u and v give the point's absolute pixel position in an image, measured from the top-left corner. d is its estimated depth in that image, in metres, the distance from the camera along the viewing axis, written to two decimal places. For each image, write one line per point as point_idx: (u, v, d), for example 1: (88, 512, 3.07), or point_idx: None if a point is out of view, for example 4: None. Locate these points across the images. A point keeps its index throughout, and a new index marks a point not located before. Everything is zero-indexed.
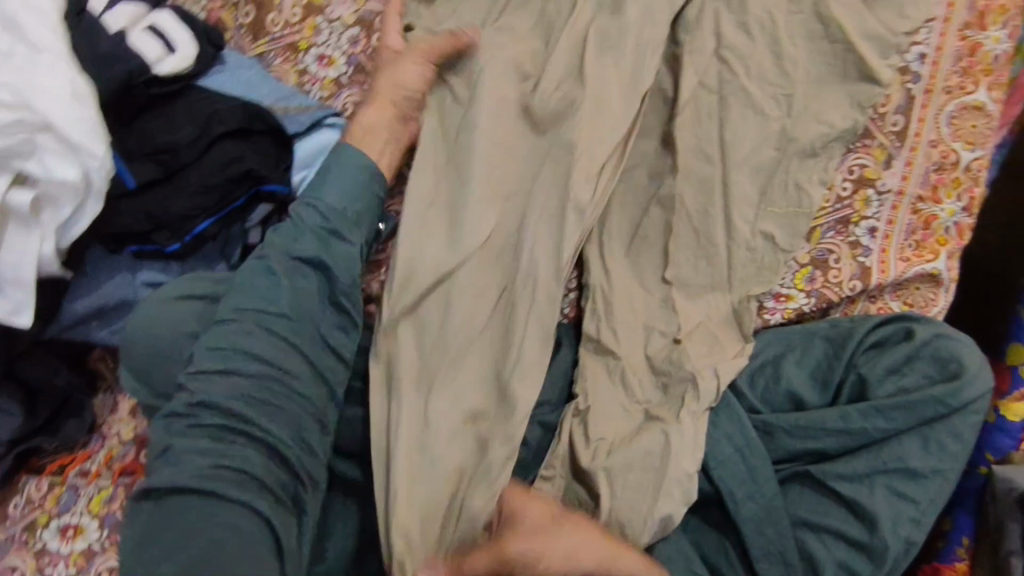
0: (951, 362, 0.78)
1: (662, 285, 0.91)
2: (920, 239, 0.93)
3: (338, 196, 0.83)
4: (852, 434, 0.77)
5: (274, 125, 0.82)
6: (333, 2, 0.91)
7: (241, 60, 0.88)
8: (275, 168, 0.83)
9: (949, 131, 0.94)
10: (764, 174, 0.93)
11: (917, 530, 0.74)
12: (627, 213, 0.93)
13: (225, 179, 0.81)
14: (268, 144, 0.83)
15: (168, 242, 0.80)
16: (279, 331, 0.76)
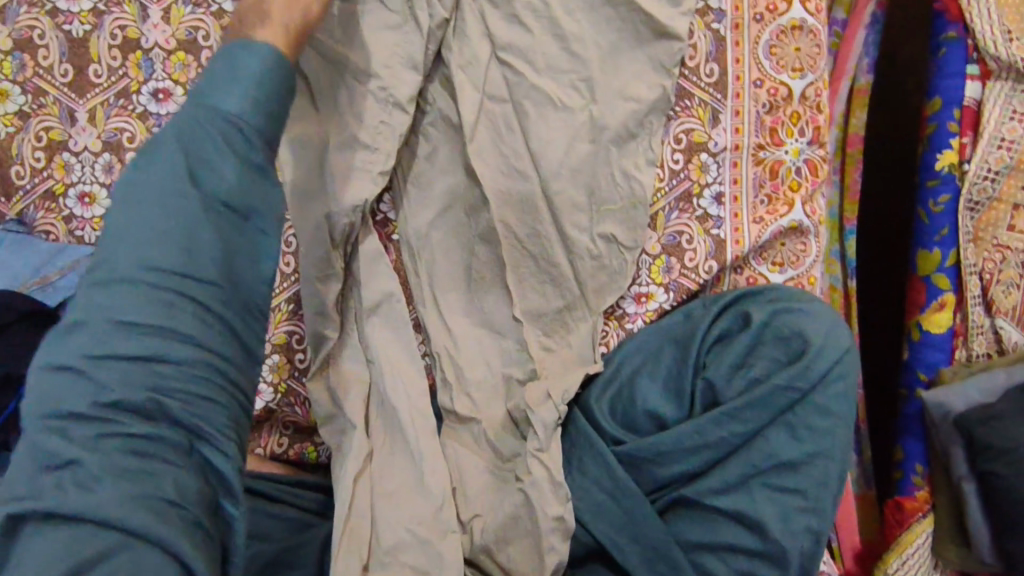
0: (795, 339, 0.72)
1: (514, 324, 0.84)
2: (770, 191, 0.84)
3: (243, 115, 0.55)
4: (712, 445, 0.71)
5: (27, 308, 0.73)
6: (146, 30, 0.82)
7: None
8: None
9: (772, 64, 0.83)
10: (591, 168, 0.83)
11: (814, 519, 0.70)
12: (454, 257, 0.86)
13: None
14: (26, 328, 0.73)
15: None
16: (193, 274, 0.52)
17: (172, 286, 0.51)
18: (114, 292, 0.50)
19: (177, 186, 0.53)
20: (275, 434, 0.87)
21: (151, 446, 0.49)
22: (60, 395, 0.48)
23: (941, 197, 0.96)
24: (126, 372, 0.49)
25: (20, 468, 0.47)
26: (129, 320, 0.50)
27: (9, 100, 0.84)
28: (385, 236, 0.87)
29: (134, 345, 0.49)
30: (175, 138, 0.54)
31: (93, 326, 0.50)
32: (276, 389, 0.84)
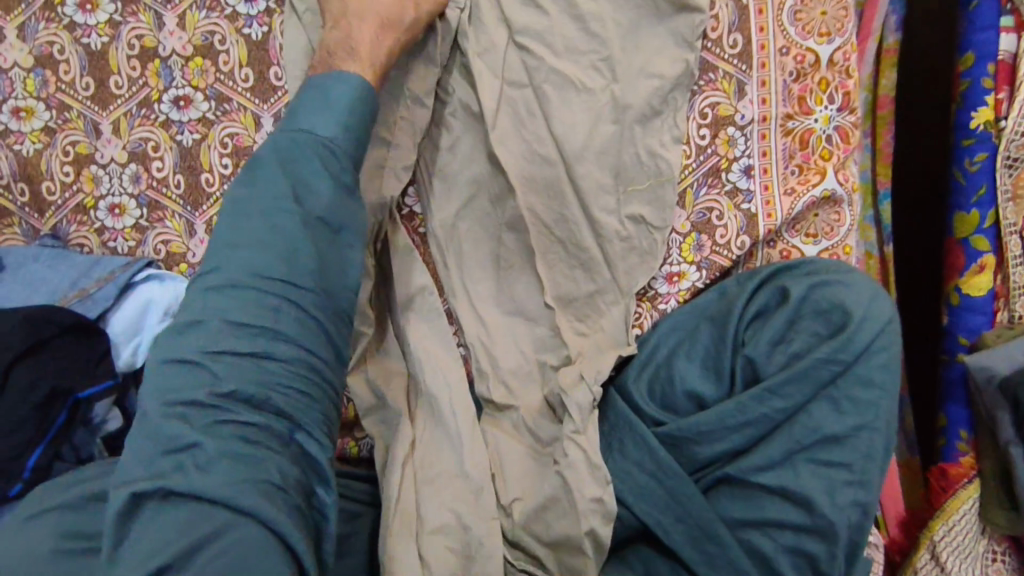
0: (834, 312, 0.71)
1: (546, 310, 0.84)
2: (800, 162, 0.82)
3: (338, 138, 0.68)
4: (753, 423, 0.71)
5: (70, 321, 0.74)
6: (162, 37, 0.83)
7: (21, 256, 0.82)
8: (95, 364, 0.75)
9: (797, 30, 0.81)
10: (616, 149, 0.82)
11: (862, 492, 0.69)
12: (482, 247, 0.85)
13: (35, 405, 0.69)
14: (68, 341, 0.74)
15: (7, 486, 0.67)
16: (294, 281, 0.62)
17: (276, 293, 0.61)
18: (227, 298, 0.60)
19: (284, 205, 0.64)
20: None
21: (255, 433, 0.56)
22: (180, 389, 0.57)
23: (977, 156, 0.93)
24: (238, 369, 0.58)
25: (145, 451, 0.54)
26: (242, 321, 0.59)
27: (34, 117, 0.85)
28: (413, 229, 0.87)
29: (244, 344, 0.59)
30: (282, 161, 0.66)
31: (208, 327, 0.59)
32: None
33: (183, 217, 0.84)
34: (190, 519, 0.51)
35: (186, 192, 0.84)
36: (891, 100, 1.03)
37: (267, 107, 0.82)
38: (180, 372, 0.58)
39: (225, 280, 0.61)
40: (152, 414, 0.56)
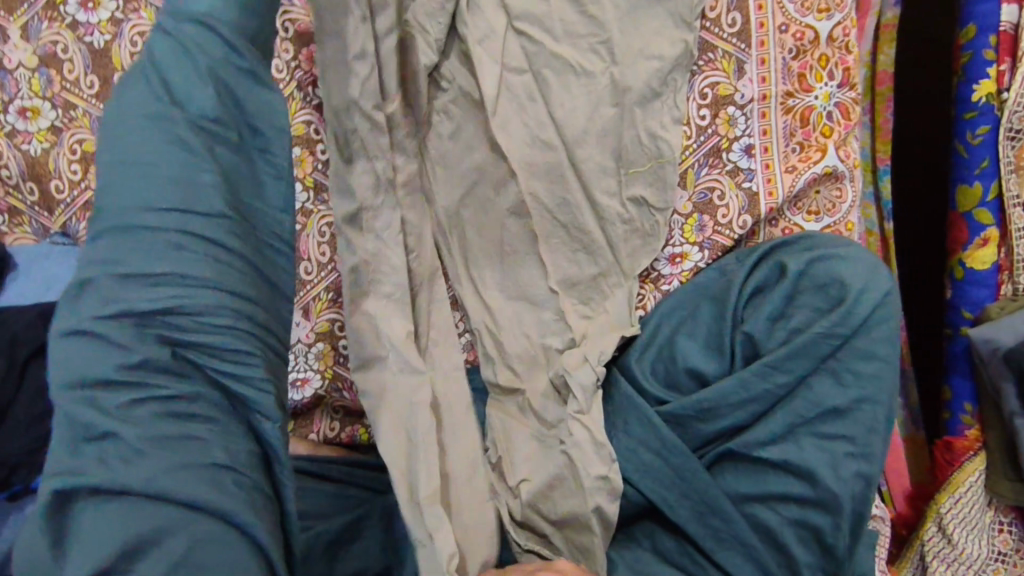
0: (832, 286, 0.72)
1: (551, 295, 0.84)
2: (801, 140, 0.82)
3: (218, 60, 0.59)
4: (756, 399, 0.72)
5: None
6: None
7: (33, 255, 0.85)
8: None
9: (796, 7, 0.80)
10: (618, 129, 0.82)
11: (865, 463, 0.70)
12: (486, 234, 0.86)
13: (52, 399, 0.71)
14: None
15: (28, 479, 0.68)
16: (194, 208, 0.54)
17: (177, 227, 0.53)
18: (125, 251, 0.52)
19: (168, 123, 0.56)
20: (326, 419, 0.90)
21: (184, 404, 0.50)
22: (82, 364, 0.49)
23: (980, 129, 0.93)
24: (145, 341, 0.50)
25: (58, 444, 0.46)
26: (149, 282, 0.51)
27: (40, 116, 0.86)
28: None
29: (150, 298, 0.51)
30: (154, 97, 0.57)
31: (102, 285, 0.51)
32: (323, 375, 0.87)
33: None
34: (121, 522, 0.44)
35: None
36: (890, 76, 1.02)
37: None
38: (81, 343, 0.49)
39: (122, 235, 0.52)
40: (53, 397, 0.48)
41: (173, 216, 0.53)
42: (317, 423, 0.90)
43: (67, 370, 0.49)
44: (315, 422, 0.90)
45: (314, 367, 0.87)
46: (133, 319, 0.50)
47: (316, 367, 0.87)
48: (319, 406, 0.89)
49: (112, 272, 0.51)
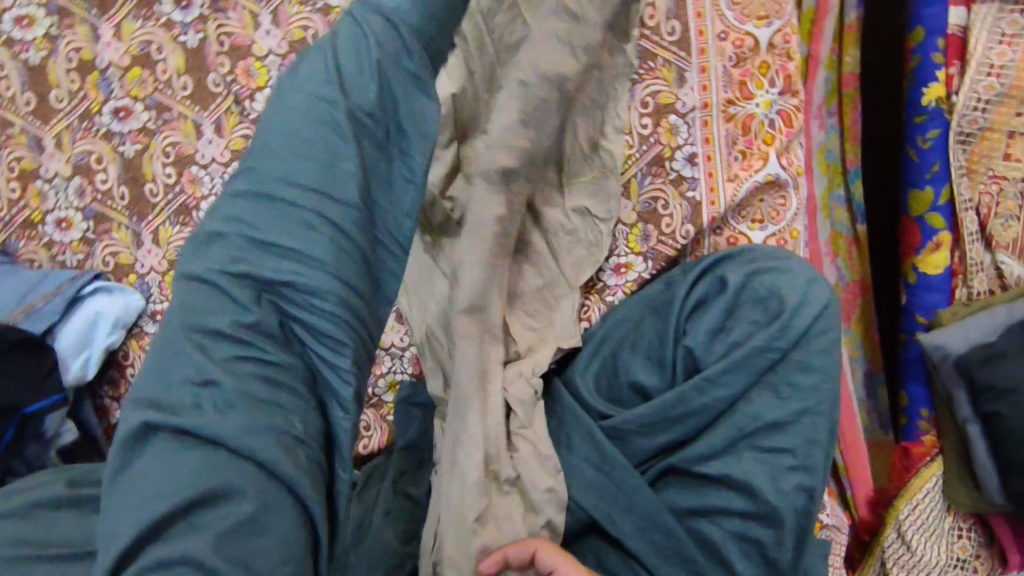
0: (771, 299, 0.70)
1: None
2: (743, 148, 0.81)
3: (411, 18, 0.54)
4: (695, 414, 0.71)
5: (17, 336, 0.74)
6: (99, 49, 0.83)
7: None
8: (42, 377, 0.74)
9: (735, 14, 0.80)
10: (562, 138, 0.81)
11: (806, 476, 0.70)
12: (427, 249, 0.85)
13: None
14: (17, 356, 0.74)
15: None
16: (331, 190, 0.50)
17: (288, 205, 0.50)
18: (256, 205, 0.50)
19: (322, 108, 0.51)
20: None
21: (282, 375, 0.49)
22: (199, 321, 0.48)
23: (929, 133, 0.92)
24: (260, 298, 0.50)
25: (161, 380, 0.47)
26: (280, 229, 0.49)
27: None
28: None
29: (274, 262, 0.50)
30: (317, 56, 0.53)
31: (231, 242, 0.50)
32: None
33: (129, 229, 0.85)
34: (166, 482, 0.44)
35: (131, 203, 0.85)
36: (856, 78, 1.00)
37: (207, 113, 0.83)
38: (199, 289, 0.49)
39: (264, 206, 0.50)
40: (168, 333, 0.48)
41: (317, 191, 0.50)
42: None
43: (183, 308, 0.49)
44: None
45: None
46: (191, 289, 0.49)
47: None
48: None
49: (262, 219, 0.50)
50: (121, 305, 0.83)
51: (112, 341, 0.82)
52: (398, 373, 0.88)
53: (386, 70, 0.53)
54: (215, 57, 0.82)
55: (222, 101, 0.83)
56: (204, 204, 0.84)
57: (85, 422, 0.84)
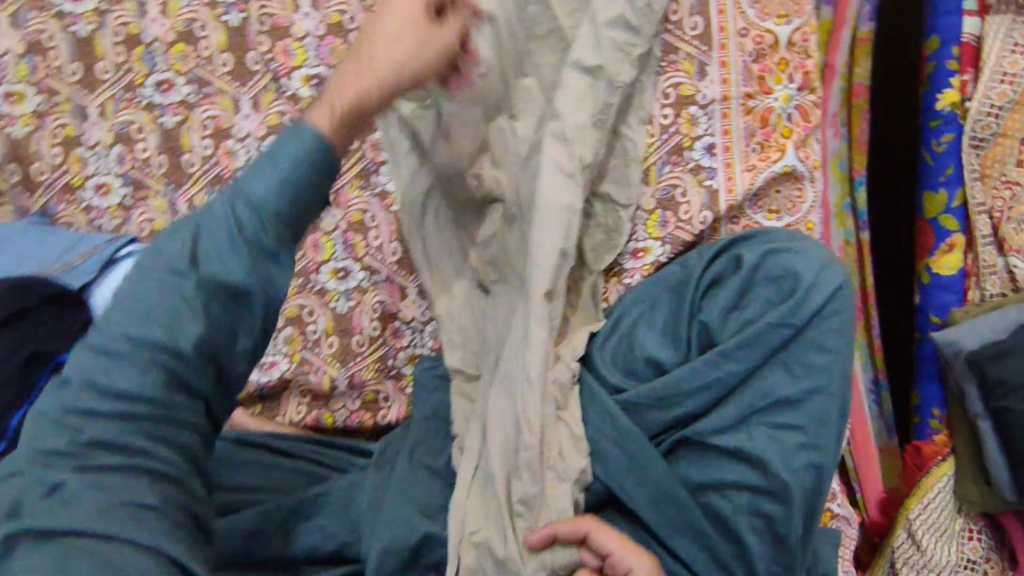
0: (785, 278, 0.72)
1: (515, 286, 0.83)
2: (761, 140, 0.84)
3: (278, 204, 0.51)
4: (711, 387, 0.72)
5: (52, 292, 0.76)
6: (146, 24, 0.87)
7: (9, 233, 0.83)
8: (67, 337, 0.76)
9: (756, 11, 0.83)
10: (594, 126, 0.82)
11: (816, 455, 0.71)
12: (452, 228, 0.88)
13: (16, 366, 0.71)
14: (49, 312, 0.76)
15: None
16: (184, 385, 0.49)
17: (88, 437, 0.47)
18: (122, 366, 0.48)
19: (177, 266, 0.50)
20: (293, 401, 0.90)
21: (141, 492, 0.47)
22: (50, 440, 0.47)
23: (943, 137, 0.95)
24: (107, 429, 0.48)
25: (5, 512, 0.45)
26: (111, 374, 0.48)
27: (23, 101, 0.88)
28: (385, 207, 0.88)
29: (114, 438, 0.48)
30: (191, 224, 0.52)
31: (71, 391, 0.48)
32: (291, 359, 0.89)
33: (166, 196, 0.88)
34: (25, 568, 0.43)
35: (169, 172, 0.88)
36: (867, 89, 1.01)
37: (246, 89, 0.87)
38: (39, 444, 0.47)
39: (115, 321, 0.49)
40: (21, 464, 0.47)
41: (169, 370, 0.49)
42: (284, 406, 0.90)
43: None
44: (282, 405, 0.90)
45: (282, 351, 0.89)
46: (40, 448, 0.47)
47: (284, 351, 0.89)
48: (286, 389, 0.90)
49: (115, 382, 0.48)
50: None
51: None
52: (418, 348, 0.90)
53: (237, 260, 0.51)
54: (256, 36, 0.87)
55: (259, 78, 0.87)
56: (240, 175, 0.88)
57: None
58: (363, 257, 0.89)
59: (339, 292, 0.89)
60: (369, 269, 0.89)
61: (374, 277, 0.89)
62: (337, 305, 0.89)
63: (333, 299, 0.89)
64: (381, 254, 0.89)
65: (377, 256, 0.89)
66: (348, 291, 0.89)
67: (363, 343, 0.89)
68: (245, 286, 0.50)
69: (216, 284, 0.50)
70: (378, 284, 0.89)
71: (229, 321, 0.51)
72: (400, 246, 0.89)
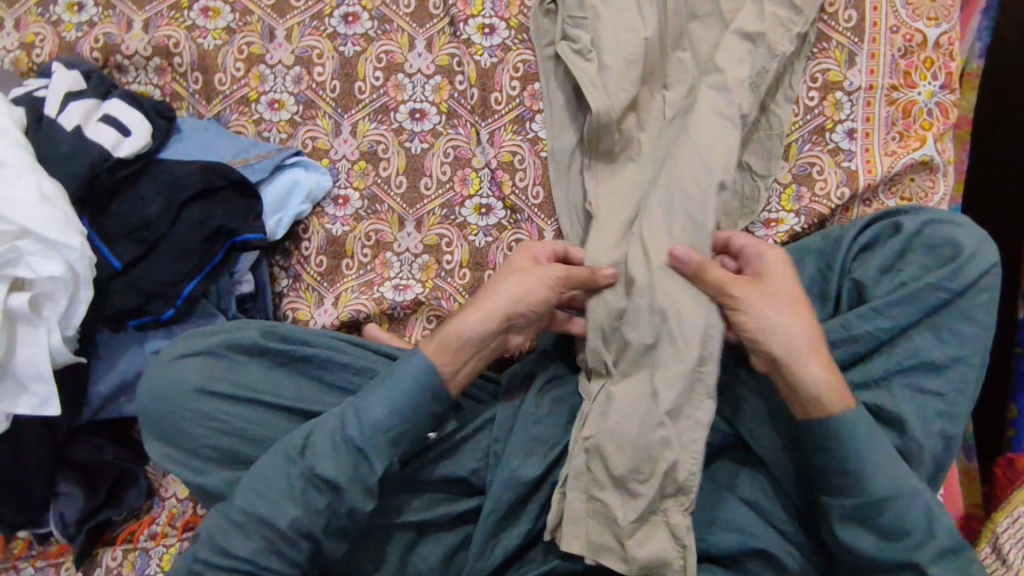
0: (946, 247, 0.75)
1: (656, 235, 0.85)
2: (902, 129, 0.89)
3: (385, 420, 0.71)
4: (860, 341, 0.74)
5: (235, 178, 0.87)
6: None
7: (195, 125, 0.93)
8: (245, 219, 0.87)
9: (908, 12, 0.90)
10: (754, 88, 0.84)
11: (950, 423, 0.72)
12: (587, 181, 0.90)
13: (201, 239, 0.85)
14: (231, 195, 0.88)
15: (162, 309, 0.84)
16: (223, 399, 0.75)
17: (209, 395, 0.75)
18: (204, 371, 0.75)
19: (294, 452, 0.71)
20: (419, 325, 0.92)
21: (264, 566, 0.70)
22: (222, 539, 0.71)
23: None
24: (250, 535, 0.70)
25: (184, 415, 0.74)
26: (246, 533, 0.70)
27: (219, 17, 0.96)
28: (535, 151, 0.93)
29: (200, 402, 0.74)
30: (316, 425, 0.73)
31: (184, 368, 0.76)
32: (424, 285, 0.92)
33: (333, 118, 0.94)
34: (192, 433, 0.74)
35: (340, 96, 0.95)
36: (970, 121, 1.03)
37: (422, 30, 0.95)
38: (192, 359, 0.76)
39: (254, 482, 0.71)
40: (152, 373, 0.77)
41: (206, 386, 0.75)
42: (410, 328, 0.92)
43: (149, 390, 0.76)
44: (408, 326, 0.92)
45: (416, 276, 0.93)
46: (193, 358, 0.76)
47: (418, 277, 0.93)
48: (416, 312, 0.92)
49: (219, 382, 0.75)
50: (314, 180, 0.93)
51: (300, 212, 0.92)
52: None
53: (350, 460, 0.70)
54: None
55: (437, 22, 0.95)
56: (404, 108, 0.94)
57: (262, 281, 0.91)
58: (508, 195, 0.93)
59: (476, 226, 0.93)
60: (512, 207, 0.93)
61: (515, 218, 0.93)
62: (474, 240, 0.93)
63: (470, 233, 0.93)
64: (525, 194, 0.92)
65: (521, 194, 0.93)
66: (488, 226, 0.93)
67: None
68: (338, 481, 0.69)
69: (317, 479, 0.70)
70: (516, 224, 0.93)
71: (329, 510, 0.70)
72: (543, 190, 0.92)
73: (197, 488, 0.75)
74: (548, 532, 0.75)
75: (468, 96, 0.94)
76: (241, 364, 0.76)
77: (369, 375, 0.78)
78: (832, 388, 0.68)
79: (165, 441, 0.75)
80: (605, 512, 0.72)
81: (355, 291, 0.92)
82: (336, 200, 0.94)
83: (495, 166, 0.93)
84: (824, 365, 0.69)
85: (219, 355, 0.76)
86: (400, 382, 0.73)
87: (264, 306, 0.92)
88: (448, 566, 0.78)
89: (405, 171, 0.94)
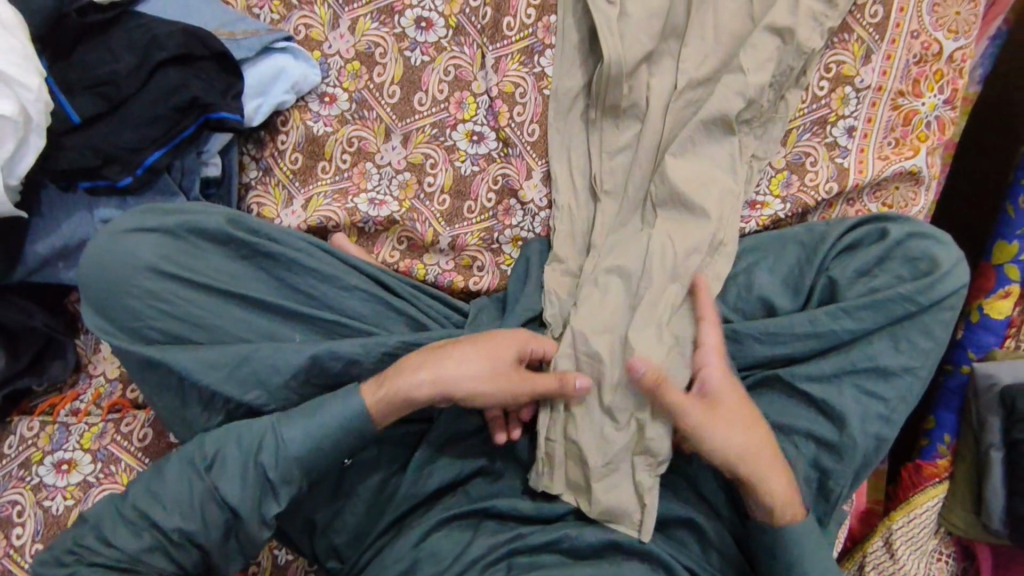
0: (923, 261, 0.77)
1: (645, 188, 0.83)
2: (899, 136, 0.90)
3: (304, 448, 0.67)
4: (820, 337, 0.76)
5: (218, 50, 0.81)
6: None
7: None
8: (223, 96, 0.81)
9: (932, 19, 0.89)
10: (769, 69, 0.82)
11: (886, 427, 0.75)
12: (583, 130, 0.88)
13: (171, 108, 0.79)
14: (212, 68, 0.81)
15: (121, 176, 0.78)
16: (169, 295, 0.70)
17: (162, 277, 0.70)
18: (163, 247, 0.71)
19: (195, 471, 0.67)
20: (389, 244, 0.89)
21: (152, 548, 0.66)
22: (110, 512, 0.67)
23: None
24: (139, 533, 0.66)
25: (128, 294, 0.70)
26: (137, 518, 0.66)
27: None
28: (538, 87, 0.88)
29: (151, 282, 0.70)
30: (229, 438, 0.68)
31: (136, 244, 0.71)
32: (400, 204, 0.88)
33: (331, 8, 0.90)
34: (134, 317, 0.70)
35: None
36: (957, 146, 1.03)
37: None
38: (149, 236, 0.71)
39: (147, 484, 0.67)
40: (100, 242, 0.72)
41: (161, 267, 0.70)
42: (379, 246, 0.89)
43: (92, 268, 0.71)
44: (377, 244, 0.89)
45: (393, 194, 0.89)
46: (152, 234, 0.71)
47: (395, 195, 0.89)
48: (387, 231, 0.89)
49: (176, 267, 0.71)
50: (302, 71, 0.87)
51: (282, 101, 0.86)
52: (525, 231, 0.89)
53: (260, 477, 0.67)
54: None
55: None
56: (410, 12, 0.89)
57: (230, 168, 0.86)
58: (501, 125, 0.89)
59: (465, 153, 0.89)
60: (504, 141, 0.89)
61: (506, 153, 0.89)
62: (460, 166, 0.89)
63: (458, 158, 0.89)
64: (520, 129, 0.88)
65: (516, 127, 0.89)
66: (476, 156, 0.90)
67: (475, 211, 0.89)
68: (241, 501, 0.66)
69: (220, 499, 0.66)
70: (507, 158, 0.89)
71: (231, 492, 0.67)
72: (539, 128, 0.88)
73: (133, 366, 0.71)
74: (537, 481, 0.77)
75: (480, 15, 0.89)
76: (204, 250, 0.73)
77: (337, 284, 0.75)
78: (784, 503, 0.70)
79: (106, 321, 0.71)
80: (576, 451, 0.74)
81: (328, 197, 0.88)
82: (322, 97, 0.89)
83: (493, 96, 0.89)
84: (768, 473, 0.69)
85: (178, 237, 0.72)
86: (331, 418, 0.68)
87: (229, 195, 0.87)
88: (384, 487, 0.78)
89: (401, 82, 0.89)
